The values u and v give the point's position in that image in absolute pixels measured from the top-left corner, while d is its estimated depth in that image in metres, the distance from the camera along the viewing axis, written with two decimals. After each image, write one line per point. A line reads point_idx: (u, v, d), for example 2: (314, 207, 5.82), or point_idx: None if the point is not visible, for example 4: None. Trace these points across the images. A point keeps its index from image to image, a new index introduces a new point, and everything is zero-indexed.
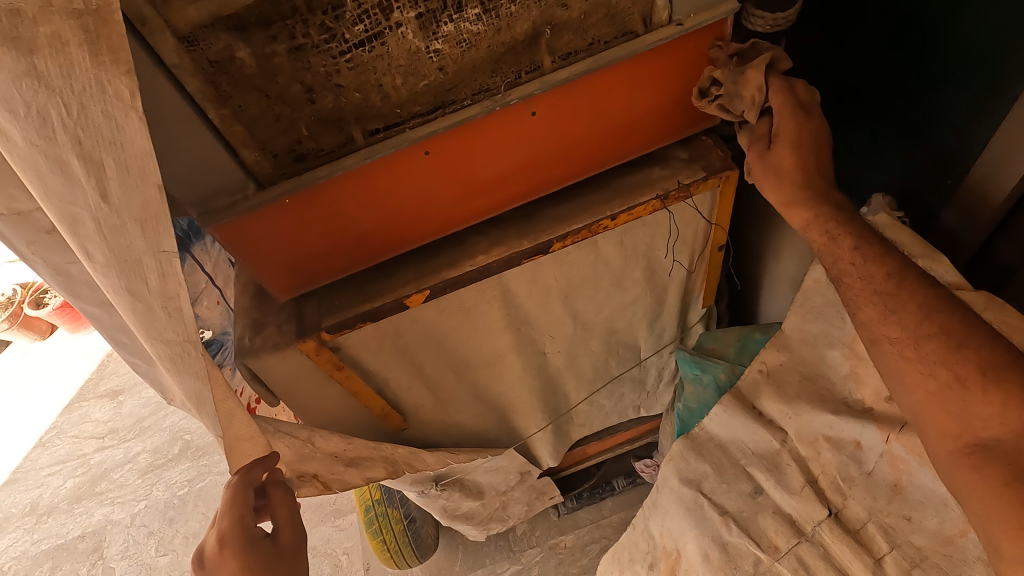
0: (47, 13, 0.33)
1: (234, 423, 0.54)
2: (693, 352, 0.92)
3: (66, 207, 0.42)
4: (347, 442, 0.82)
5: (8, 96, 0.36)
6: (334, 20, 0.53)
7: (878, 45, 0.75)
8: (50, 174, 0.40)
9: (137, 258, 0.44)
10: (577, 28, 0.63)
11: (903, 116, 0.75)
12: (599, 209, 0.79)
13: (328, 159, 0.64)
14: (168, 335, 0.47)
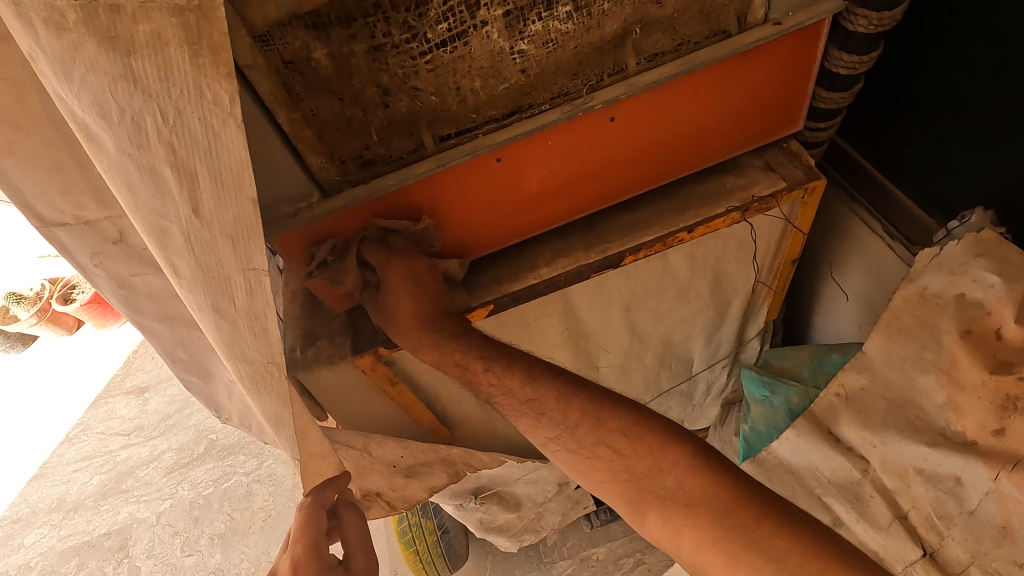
0: (147, 10, 0.31)
1: (307, 441, 0.54)
2: (761, 371, 0.87)
3: (155, 218, 0.40)
4: (403, 447, 0.80)
5: (103, 100, 0.34)
6: (417, 18, 0.49)
7: (981, 48, 0.69)
8: (140, 183, 0.38)
9: (225, 275, 0.42)
10: (667, 28, 0.59)
11: (1009, 126, 0.69)
12: (672, 220, 0.75)
13: (397, 165, 0.60)
14: (253, 355, 0.46)
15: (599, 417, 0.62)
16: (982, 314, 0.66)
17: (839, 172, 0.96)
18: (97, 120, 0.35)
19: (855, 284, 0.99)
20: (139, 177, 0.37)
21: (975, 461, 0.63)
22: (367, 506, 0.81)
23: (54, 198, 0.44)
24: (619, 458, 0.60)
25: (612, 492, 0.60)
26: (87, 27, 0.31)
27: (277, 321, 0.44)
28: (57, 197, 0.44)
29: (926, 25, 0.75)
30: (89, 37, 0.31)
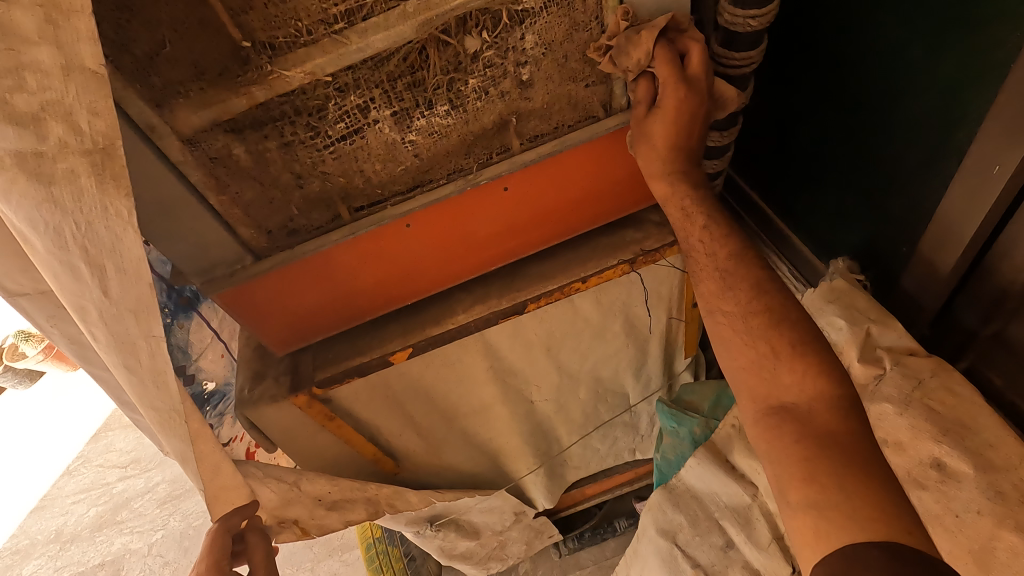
0: (64, 153, 0.45)
1: (219, 475, 0.64)
2: (672, 404, 0.96)
3: (75, 301, 0.51)
4: (332, 485, 0.89)
5: (32, 218, 0.46)
6: (318, 120, 0.61)
7: (831, 116, 0.79)
8: (61, 276, 0.49)
9: (133, 341, 0.54)
10: (542, 115, 0.70)
11: (858, 185, 0.79)
12: (572, 271, 0.85)
13: (318, 233, 0.72)
14: (159, 404, 0.57)
15: (768, 319, 0.64)
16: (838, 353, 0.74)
17: (752, 219, 1.05)
18: (29, 231, 0.47)
19: None
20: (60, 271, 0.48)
21: None
22: (276, 533, 0.84)
23: (16, 276, 0.55)
24: (769, 357, 0.63)
25: (742, 377, 0.66)
26: (21, 168, 0.44)
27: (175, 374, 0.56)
28: (18, 274, 0.55)
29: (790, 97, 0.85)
30: (22, 174, 0.44)
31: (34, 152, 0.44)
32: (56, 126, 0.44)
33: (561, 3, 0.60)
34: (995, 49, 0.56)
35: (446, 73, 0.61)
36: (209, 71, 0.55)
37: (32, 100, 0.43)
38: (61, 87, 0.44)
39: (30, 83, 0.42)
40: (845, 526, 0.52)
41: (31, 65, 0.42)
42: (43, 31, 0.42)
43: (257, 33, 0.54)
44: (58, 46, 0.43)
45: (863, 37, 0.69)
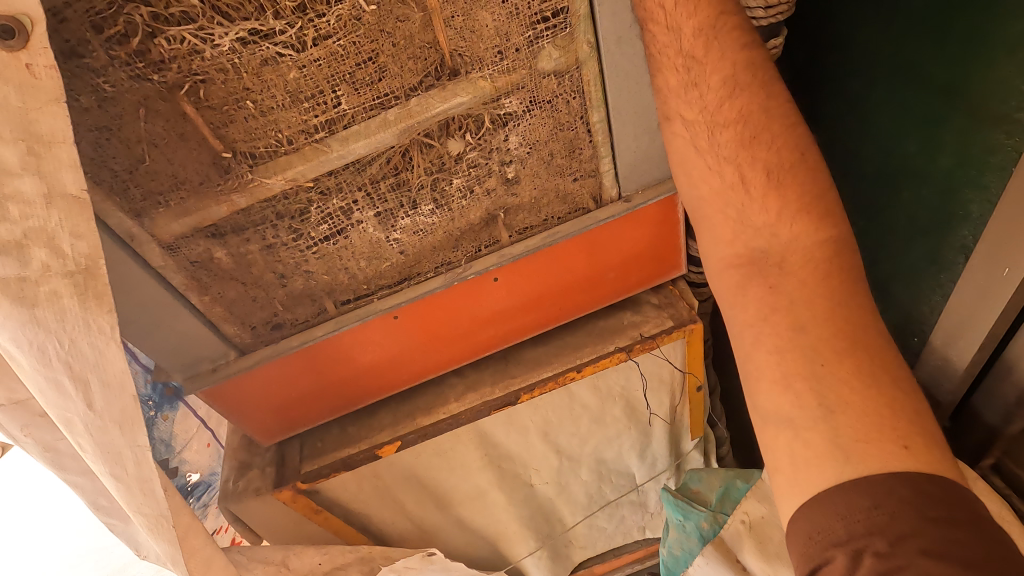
0: (47, 276, 0.45)
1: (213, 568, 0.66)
2: (676, 494, 0.89)
3: (62, 414, 0.49)
4: (321, 553, 0.85)
5: (16, 337, 0.45)
6: (301, 223, 0.60)
7: (853, 169, 0.77)
8: (48, 389, 0.47)
9: (119, 450, 0.52)
10: (531, 209, 0.68)
11: (881, 242, 0.77)
12: (568, 357, 0.82)
13: (302, 327, 0.70)
14: (146, 509, 0.56)
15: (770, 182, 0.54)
16: None
17: None
18: (14, 351, 0.46)
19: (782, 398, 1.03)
20: (46, 388, 0.47)
21: None
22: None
23: None
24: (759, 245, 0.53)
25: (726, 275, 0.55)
26: (4, 293, 0.44)
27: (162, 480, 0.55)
28: None
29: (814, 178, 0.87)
30: (5, 299, 0.44)
31: (17, 277, 0.44)
32: (39, 251, 0.44)
33: (545, 105, 0.59)
34: (989, 150, 0.56)
35: (430, 175, 0.61)
36: (190, 181, 0.55)
37: (14, 229, 0.43)
38: (44, 213, 0.44)
39: (13, 213, 0.43)
40: (825, 461, 0.46)
41: (13, 195, 0.42)
42: (25, 163, 0.42)
43: (237, 144, 0.54)
44: (40, 175, 0.43)
45: (872, 129, 0.72)
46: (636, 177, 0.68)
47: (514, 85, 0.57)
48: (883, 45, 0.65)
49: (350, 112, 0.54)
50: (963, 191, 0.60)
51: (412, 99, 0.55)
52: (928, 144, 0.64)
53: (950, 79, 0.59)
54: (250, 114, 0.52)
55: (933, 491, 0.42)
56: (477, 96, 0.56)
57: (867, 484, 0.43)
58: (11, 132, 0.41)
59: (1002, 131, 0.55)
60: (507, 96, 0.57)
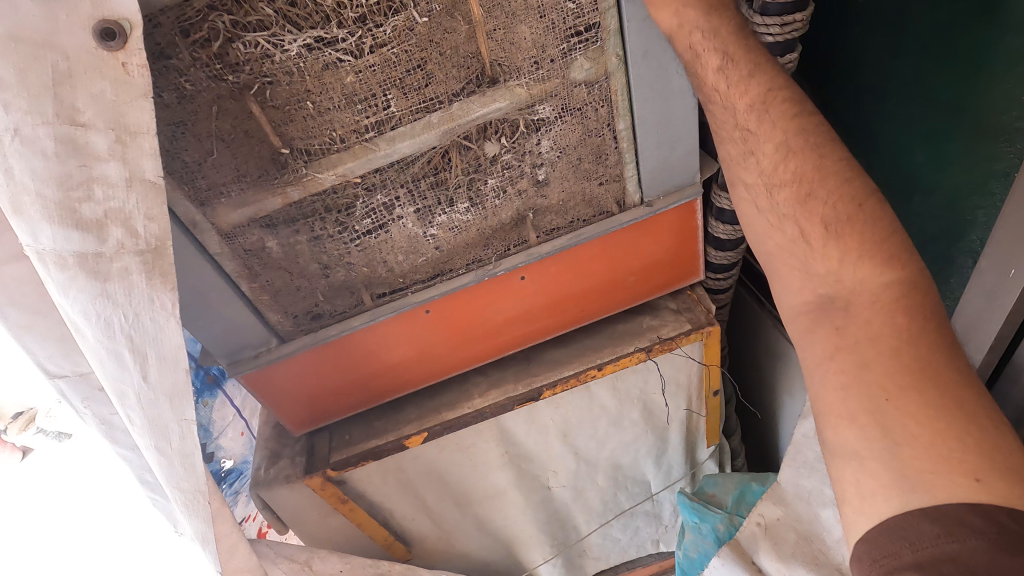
0: (120, 253, 0.47)
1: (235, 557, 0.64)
2: (693, 497, 0.92)
3: (116, 385, 0.51)
4: (343, 561, 0.87)
5: (87, 308, 0.47)
6: (346, 216, 0.65)
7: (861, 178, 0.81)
8: (107, 361, 0.49)
9: (165, 423, 0.53)
10: (557, 211, 0.73)
11: None
12: (589, 357, 0.86)
13: (341, 318, 0.75)
14: (185, 484, 0.57)
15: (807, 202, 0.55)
16: None
17: (773, 306, 1.04)
18: (83, 322, 0.47)
19: (799, 405, 1.05)
20: (105, 360, 0.48)
21: None
22: None
23: (58, 358, 0.56)
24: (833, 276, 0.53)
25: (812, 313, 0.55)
26: (81, 267, 0.46)
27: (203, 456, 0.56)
28: (60, 357, 0.56)
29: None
30: (81, 272, 0.46)
31: (94, 254, 0.46)
32: (115, 231, 0.46)
33: (576, 112, 0.64)
34: (995, 160, 0.61)
35: (467, 175, 0.66)
36: (250, 174, 0.60)
37: (97, 209, 0.45)
38: (123, 196, 0.45)
39: (97, 194, 0.44)
40: (890, 490, 0.46)
41: (98, 178, 0.44)
42: (113, 149, 0.44)
43: (295, 141, 0.59)
44: (124, 161, 0.44)
45: (876, 149, 0.77)
46: (658, 183, 0.72)
47: (548, 93, 0.62)
48: (892, 54, 0.69)
49: (398, 115, 0.60)
50: (979, 195, 0.64)
51: (455, 104, 0.60)
52: (932, 158, 0.68)
53: (947, 97, 0.64)
54: (308, 114, 0.58)
55: (1007, 523, 0.40)
56: (514, 102, 0.61)
57: (941, 514, 0.42)
58: (103, 122, 0.43)
59: (1004, 140, 0.59)
60: (542, 103, 0.62)
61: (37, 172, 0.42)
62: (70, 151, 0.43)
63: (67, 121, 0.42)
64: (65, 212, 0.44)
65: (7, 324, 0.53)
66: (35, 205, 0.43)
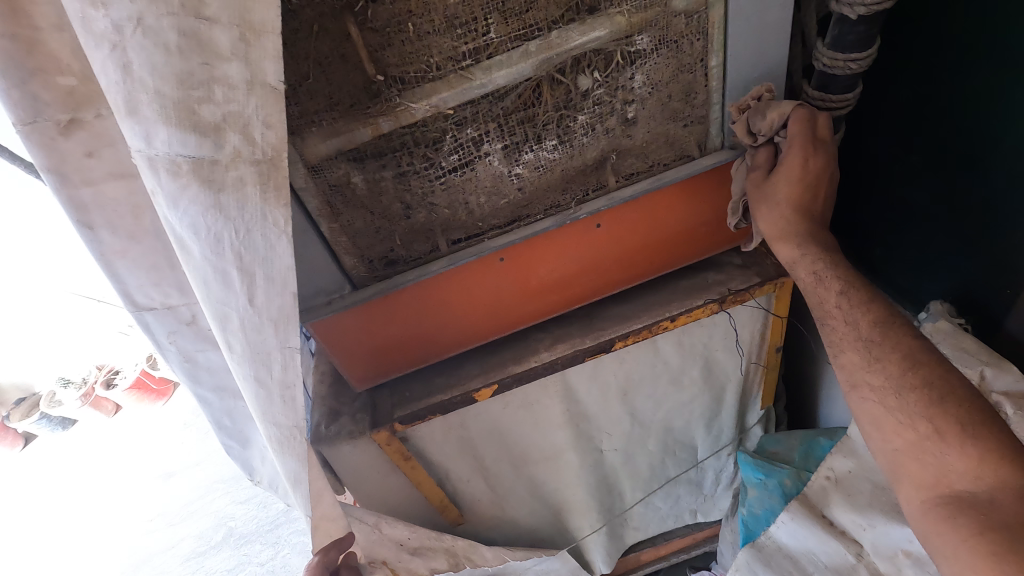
0: (236, 162, 0.44)
1: (320, 503, 0.59)
2: (756, 456, 0.93)
3: (218, 308, 0.50)
4: (410, 530, 0.88)
5: (197, 223, 0.45)
6: (434, 151, 0.64)
7: (936, 145, 0.77)
8: (213, 281, 0.48)
9: (267, 352, 0.52)
10: (639, 154, 0.71)
11: (962, 221, 0.76)
12: (658, 311, 0.84)
13: (416, 264, 0.73)
14: (282, 419, 0.55)
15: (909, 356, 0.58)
16: None
17: None
18: (189, 236, 0.46)
19: None
20: (213, 278, 0.47)
21: None
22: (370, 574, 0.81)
23: (149, 289, 0.58)
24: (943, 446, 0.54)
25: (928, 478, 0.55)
26: (194, 175, 0.44)
27: (305, 388, 0.53)
28: (151, 288, 0.58)
29: (876, 180, 0.90)
30: (194, 180, 0.44)
31: (210, 159, 0.43)
32: (233, 137, 0.44)
33: (672, 45, 0.63)
34: None
35: (557, 110, 0.64)
36: (343, 103, 0.58)
37: (216, 111, 0.42)
38: (244, 99, 0.43)
39: (217, 95, 0.42)
40: None
41: (220, 79, 0.42)
42: (235, 48, 0.41)
43: (390, 68, 0.57)
44: (246, 62, 0.42)
45: (909, 156, 0.82)
46: None
47: (648, 23, 0.60)
48: None
49: (496, 42, 0.58)
50: None
51: (554, 31, 0.58)
52: (969, 149, 0.72)
53: None
54: (407, 38, 0.56)
55: None
56: (613, 31, 0.59)
57: None
58: (228, 17, 0.40)
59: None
60: (640, 34, 0.61)
61: (158, 68, 0.40)
62: (193, 48, 0.40)
63: (192, 13, 0.39)
64: (184, 113, 0.42)
65: (102, 248, 0.54)
66: (150, 104, 0.41)
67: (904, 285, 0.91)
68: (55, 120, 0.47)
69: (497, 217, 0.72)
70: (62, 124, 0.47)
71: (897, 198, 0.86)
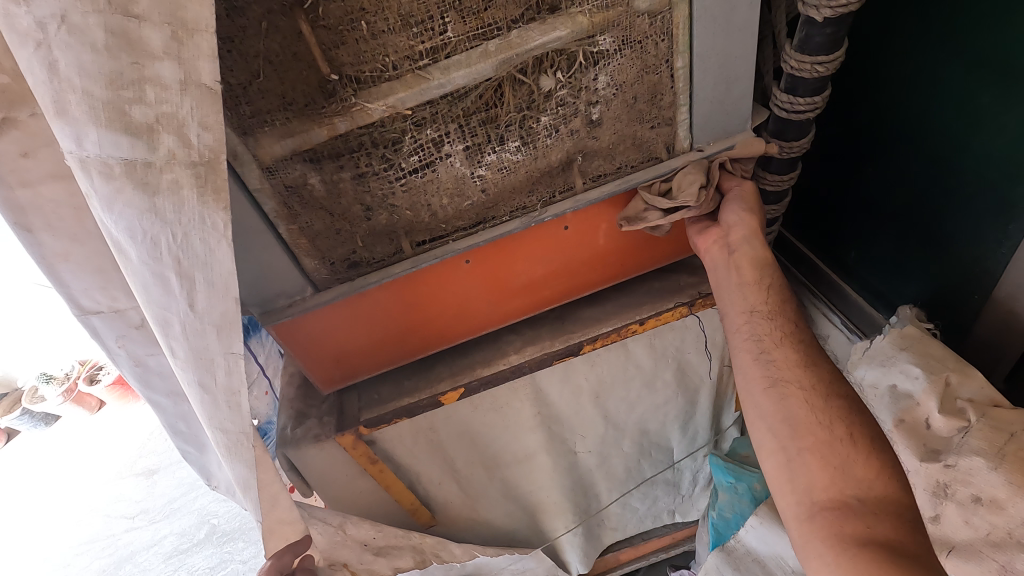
0: (171, 164, 0.42)
1: (276, 508, 0.56)
2: (728, 459, 0.92)
3: (160, 312, 0.48)
4: (376, 530, 0.86)
5: (132, 227, 0.44)
6: (393, 152, 0.62)
7: (907, 149, 0.76)
8: (153, 286, 0.46)
9: (211, 356, 0.49)
10: (606, 155, 0.70)
11: (933, 224, 0.76)
12: (628, 313, 0.83)
13: (379, 266, 0.71)
14: (228, 426, 0.52)
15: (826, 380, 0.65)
16: (912, 404, 0.70)
17: (800, 271, 1.03)
18: (127, 240, 0.44)
19: None
20: (152, 283, 0.46)
21: None
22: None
23: (95, 293, 0.56)
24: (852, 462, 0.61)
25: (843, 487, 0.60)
26: (128, 178, 0.42)
27: (250, 395, 0.51)
28: (97, 291, 0.56)
29: (847, 183, 0.89)
30: (128, 183, 0.42)
31: (144, 161, 0.42)
32: (168, 138, 0.41)
33: (636, 46, 0.62)
34: (996, 140, 0.64)
35: (520, 111, 0.63)
36: (297, 102, 0.56)
37: (148, 112, 0.40)
38: (178, 100, 0.41)
39: (148, 96, 0.40)
40: None
41: (151, 78, 0.40)
42: (168, 47, 0.39)
43: (344, 67, 0.56)
44: (180, 62, 0.40)
45: (878, 166, 0.82)
46: (709, 128, 0.70)
47: (610, 23, 0.59)
48: None
49: (453, 41, 0.56)
50: None
51: (513, 31, 0.57)
52: (935, 157, 0.73)
53: (1004, 59, 0.60)
54: (361, 37, 0.54)
55: None
56: (574, 31, 0.58)
57: None
58: (159, 15, 0.39)
59: (991, 121, 0.64)
60: (603, 33, 0.60)
61: (85, 67, 0.38)
62: (122, 46, 0.38)
63: (120, 11, 0.38)
64: (115, 114, 0.40)
65: (43, 251, 0.52)
66: (80, 103, 0.39)
67: (877, 289, 0.91)
68: None
69: (463, 219, 0.71)
70: None
71: (869, 201, 0.86)
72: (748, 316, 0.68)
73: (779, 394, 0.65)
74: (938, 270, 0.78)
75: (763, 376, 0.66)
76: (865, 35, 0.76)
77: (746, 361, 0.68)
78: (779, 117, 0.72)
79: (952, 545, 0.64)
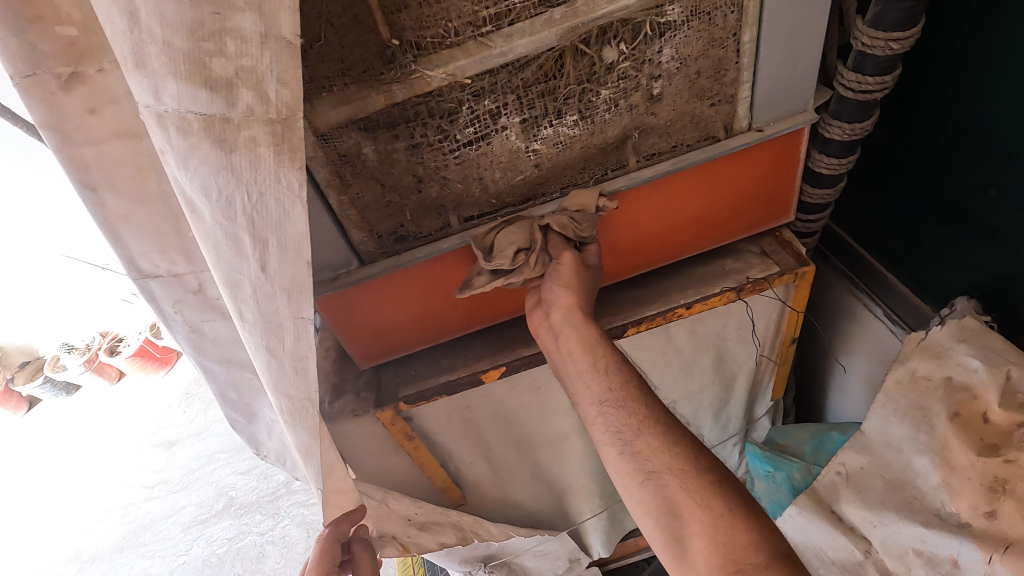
0: (249, 121, 0.41)
1: (331, 476, 0.58)
2: (766, 448, 0.92)
3: (229, 274, 0.47)
4: (418, 505, 0.88)
5: (208, 183, 0.43)
6: (449, 123, 0.61)
7: (970, 136, 0.74)
8: (224, 246, 0.46)
9: (280, 320, 0.49)
10: (662, 133, 0.68)
11: (993, 215, 0.74)
12: (672, 297, 0.82)
13: (425, 241, 0.70)
14: (293, 391, 0.52)
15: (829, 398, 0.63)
16: (969, 398, 0.70)
17: (839, 260, 1.01)
18: (200, 197, 0.44)
19: (863, 365, 1.01)
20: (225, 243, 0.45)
21: (970, 543, 0.63)
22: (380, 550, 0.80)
23: (153, 256, 0.55)
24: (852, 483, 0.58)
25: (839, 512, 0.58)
26: (206, 134, 0.41)
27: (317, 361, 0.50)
28: (156, 255, 0.55)
29: (900, 170, 0.86)
30: (205, 140, 0.41)
31: (222, 117, 0.41)
32: (246, 93, 0.40)
33: (704, 17, 0.60)
34: None
35: (580, 83, 0.61)
36: (354, 68, 0.55)
37: (227, 66, 0.39)
38: (257, 53, 0.39)
39: (228, 48, 0.39)
40: None
41: (232, 30, 0.38)
42: None
43: (405, 32, 0.54)
44: (261, 14, 0.38)
45: (936, 153, 0.79)
46: (771, 107, 0.67)
47: None
48: None
49: (518, 7, 0.54)
50: None
51: None
52: (1000, 145, 0.70)
53: None
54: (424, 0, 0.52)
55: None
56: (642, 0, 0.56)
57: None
58: None
59: None
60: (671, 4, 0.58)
61: (166, 17, 0.37)
62: None
63: None
64: (194, 66, 0.39)
65: (105, 212, 0.52)
66: (159, 55, 0.38)
67: (925, 281, 0.88)
68: (55, 73, 0.44)
69: (511, 195, 0.69)
70: (62, 78, 0.44)
71: (922, 189, 0.83)
72: (599, 409, 0.63)
73: (655, 486, 0.58)
74: (995, 263, 0.76)
75: (635, 472, 0.59)
76: (933, 18, 0.72)
77: (611, 457, 0.61)
78: (845, 97, 0.69)
79: (1011, 542, 0.61)
